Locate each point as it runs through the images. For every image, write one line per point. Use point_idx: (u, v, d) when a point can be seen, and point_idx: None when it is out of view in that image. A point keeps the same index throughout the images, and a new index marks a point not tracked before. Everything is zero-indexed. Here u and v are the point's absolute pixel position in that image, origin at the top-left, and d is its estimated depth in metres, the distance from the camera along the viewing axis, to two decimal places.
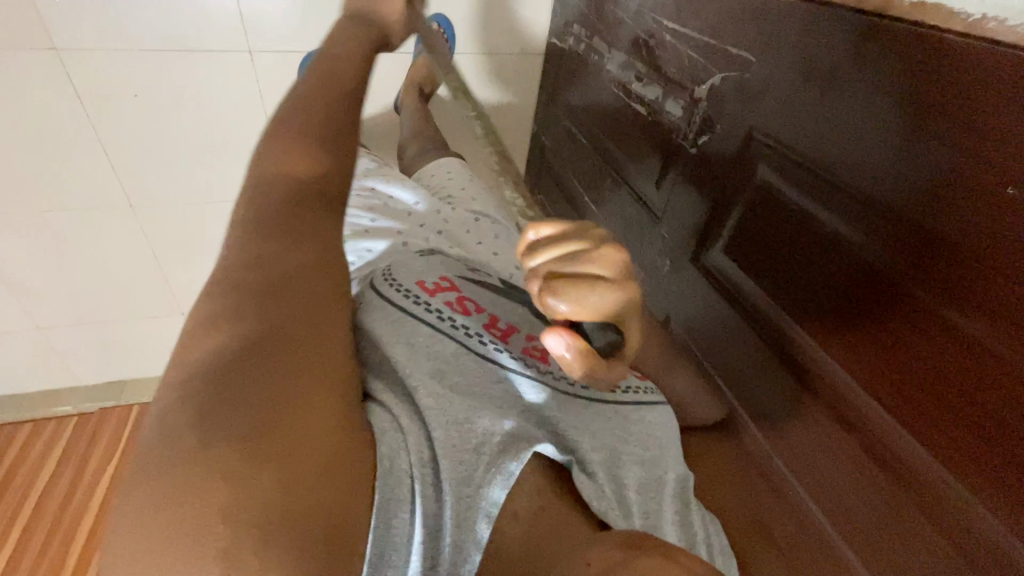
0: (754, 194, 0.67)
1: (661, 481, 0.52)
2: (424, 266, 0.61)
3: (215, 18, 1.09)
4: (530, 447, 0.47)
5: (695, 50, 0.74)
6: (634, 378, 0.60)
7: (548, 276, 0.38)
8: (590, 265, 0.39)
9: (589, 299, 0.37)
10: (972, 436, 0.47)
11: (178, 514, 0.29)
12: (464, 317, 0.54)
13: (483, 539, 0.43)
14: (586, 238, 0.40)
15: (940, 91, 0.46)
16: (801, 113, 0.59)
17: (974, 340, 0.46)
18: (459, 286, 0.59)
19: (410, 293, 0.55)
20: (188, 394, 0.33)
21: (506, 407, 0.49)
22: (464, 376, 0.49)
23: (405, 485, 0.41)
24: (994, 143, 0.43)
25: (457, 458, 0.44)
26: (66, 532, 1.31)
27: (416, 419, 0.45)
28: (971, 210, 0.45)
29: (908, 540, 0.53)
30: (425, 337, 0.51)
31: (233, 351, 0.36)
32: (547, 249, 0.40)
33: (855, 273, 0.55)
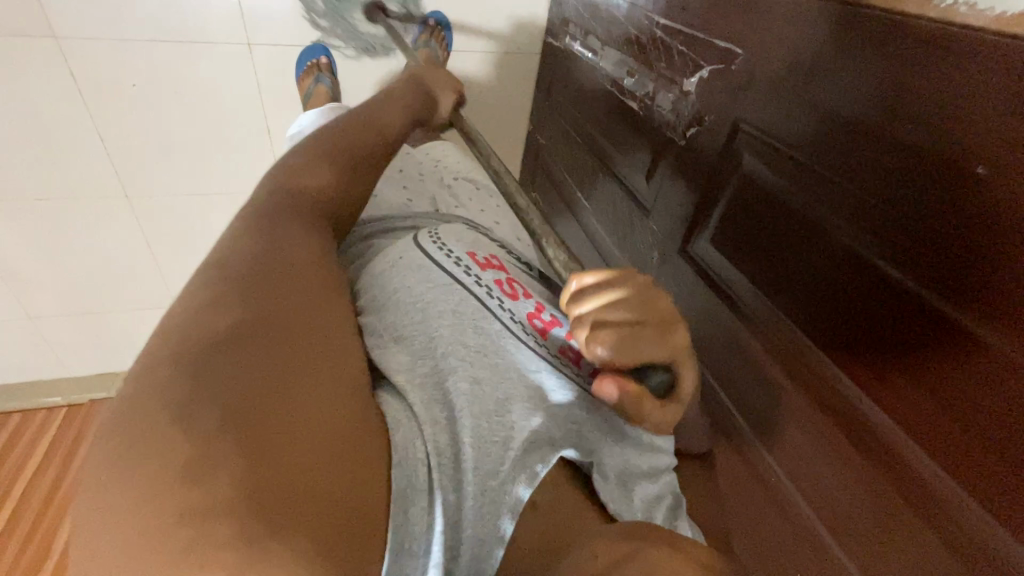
0: (740, 184, 0.68)
1: (665, 489, 0.51)
2: (471, 242, 0.62)
3: (214, 9, 1.10)
4: (555, 453, 0.44)
5: (684, 45, 0.75)
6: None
7: (594, 326, 0.40)
8: (639, 316, 0.41)
9: (644, 351, 0.41)
10: (965, 432, 0.47)
11: (162, 486, 0.27)
12: (513, 301, 0.54)
13: (506, 534, 0.41)
14: (629, 287, 0.42)
15: (917, 76, 0.48)
16: (786, 103, 0.60)
17: (963, 327, 0.46)
18: (506, 270, 0.59)
19: (463, 263, 0.56)
20: (178, 365, 0.33)
21: (539, 401, 0.46)
22: (500, 358, 0.48)
23: (421, 472, 0.40)
24: (976, 125, 0.44)
25: (485, 448, 0.42)
26: (51, 525, 1.29)
27: (447, 403, 0.44)
28: (953, 194, 0.46)
29: (904, 542, 0.52)
30: (473, 312, 0.51)
31: (223, 330, 0.36)
32: (593, 299, 0.41)
33: (845, 262, 0.56)
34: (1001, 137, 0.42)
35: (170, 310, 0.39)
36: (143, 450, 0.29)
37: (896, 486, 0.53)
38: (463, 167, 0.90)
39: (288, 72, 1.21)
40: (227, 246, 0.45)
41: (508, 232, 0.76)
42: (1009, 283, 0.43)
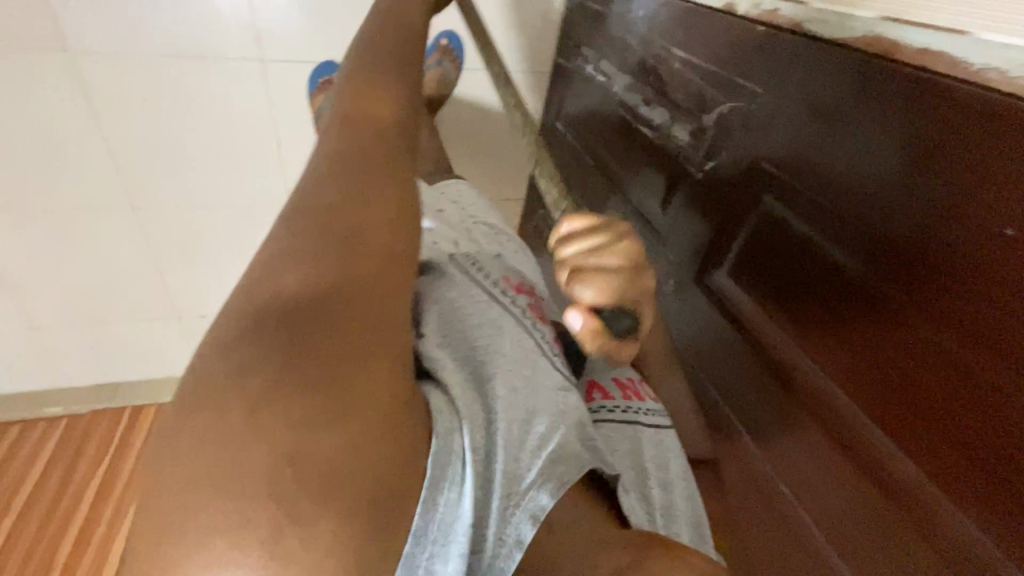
0: (758, 219, 0.69)
1: (680, 506, 0.54)
2: (504, 268, 0.63)
3: (231, 26, 1.10)
4: (577, 471, 0.42)
5: (702, 79, 0.76)
6: (651, 401, 0.61)
7: (577, 268, 0.40)
8: (616, 259, 0.41)
9: (617, 292, 0.40)
10: (972, 463, 0.48)
11: (220, 465, 0.25)
12: (541, 324, 0.56)
13: (526, 538, 0.38)
14: (612, 230, 0.42)
15: (940, 129, 0.49)
16: (806, 145, 0.61)
17: (979, 374, 0.47)
18: (532, 296, 0.61)
19: (498, 284, 0.57)
20: (246, 313, 0.29)
21: (564, 416, 0.45)
22: (534, 369, 0.47)
23: (456, 466, 0.35)
24: (999, 181, 0.45)
25: (513, 454, 0.39)
26: (53, 538, 1.32)
27: (484, 400, 0.41)
28: (975, 245, 0.47)
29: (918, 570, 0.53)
30: (510, 327, 0.50)
31: (298, 274, 0.30)
32: (580, 240, 0.41)
33: (863, 302, 0.56)
34: (1012, 181, 0.44)
35: None
36: (208, 415, 0.26)
37: (907, 512, 0.54)
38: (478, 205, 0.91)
39: (301, 88, 1.21)
40: None
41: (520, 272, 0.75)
42: (1017, 319, 0.44)
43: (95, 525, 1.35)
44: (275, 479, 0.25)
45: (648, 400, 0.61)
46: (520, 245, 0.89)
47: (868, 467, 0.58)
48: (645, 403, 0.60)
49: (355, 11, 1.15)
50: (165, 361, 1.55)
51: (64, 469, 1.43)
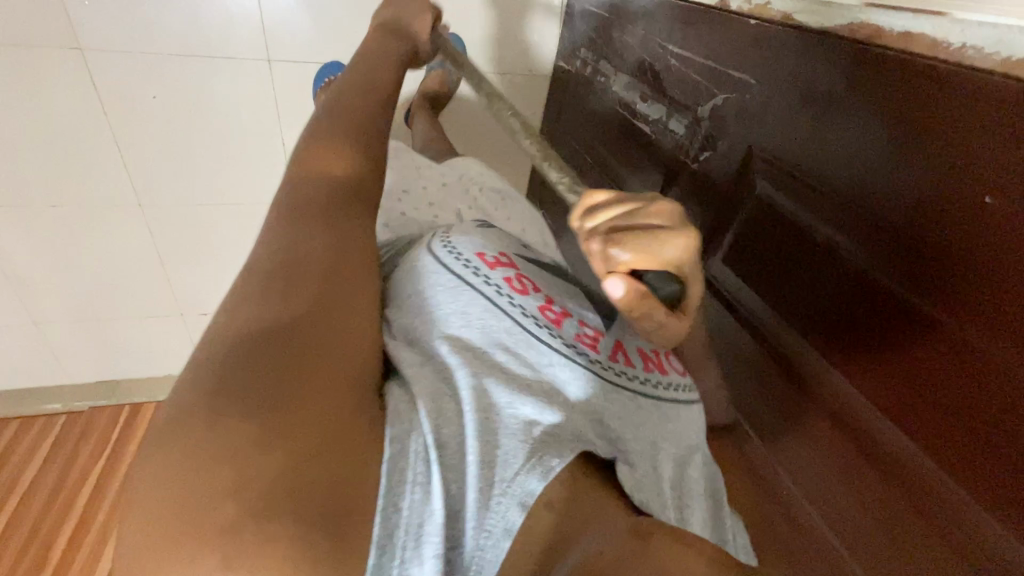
0: (754, 207, 0.71)
1: (693, 481, 0.53)
2: (481, 240, 0.59)
3: (240, 28, 1.13)
4: (571, 450, 0.44)
5: (699, 73, 0.79)
6: (674, 375, 0.56)
7: (611, 234, 0.39)
8: (648, 217, 0.39)
9: (654, 251, 0.38)
10: (964, 438, 0.50)
11: (183, 508, 0.30)
12: (522, 296, 0.52)
13: (515, 525, 0.39)
14: (641, 197, 0.41)
15: (925, 111, 0.51)
16: (798, 133, 0.63)
17: (971, 345, 0.48)
18: (516, 267, 0.57)
19: (469, 261, 0.54)
20: (201, 378, 0.35)
21: (546, 402, 0.45)
22: (509, 354, 0.47)
23: (415, 467, 0.38)
24: (984, 158, 0.47)
25: (489, 444, 0.41)
26: (48, 535, 1.32)
27: (447, 401, 0.43)
28: (961, 221, 0.49)
29: (913, 543, 0.55)
30: (482, 311, 0.49)
31: (246, 341, 0.37)
32: (607, 211, 0.40)
33: (856, 283, 0.58)
34: (997, 162, 0.46)
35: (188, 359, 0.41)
36: (169, 468, 0.31)
37: (904, 490, 0.55)
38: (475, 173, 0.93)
39: (306, 88, 1.23)
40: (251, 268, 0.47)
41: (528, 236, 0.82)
42: (1005, 296, 0.46)
43: (92, 519, 1.35)
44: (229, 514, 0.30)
45: (670, 374, 0.56)
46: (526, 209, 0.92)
47: (866, 446, 0.59)
48: (665, 377, 0.55)
49: (361, 14, 1.18)
50: (166, 360, 1.56)
51: (62, 465, 1.44)
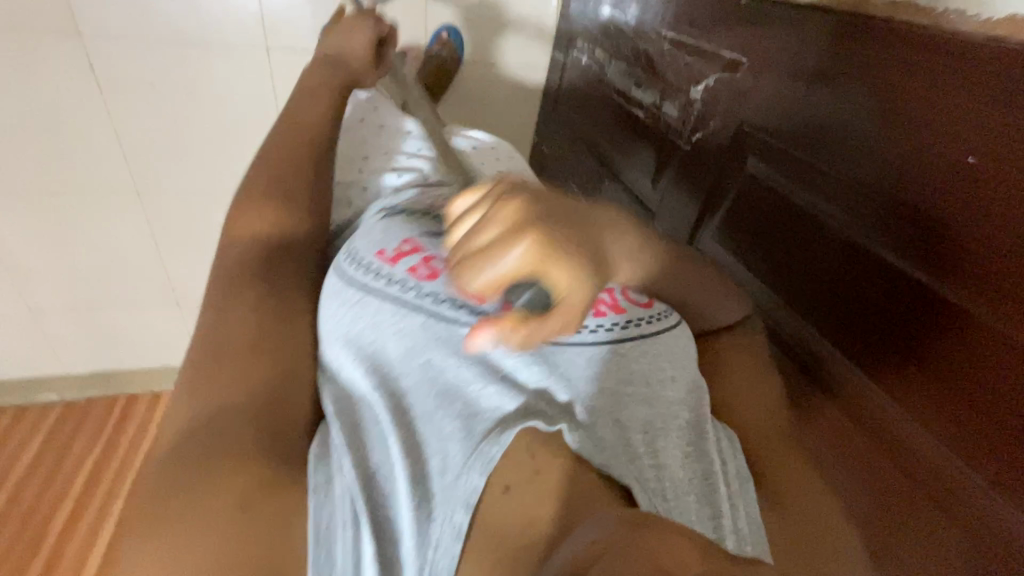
0: (746, 184, 0.71)
1: (667, 418, 0.51)
2: (387, 234, 0.65)
3: (238, 16, 1.14)
4: (511, 430, 0.44)
5: (691, 55, 0.80)
6: (635, 310, 0.55)
7: (459, 256, 0.35)
8: (482, 232, 0.35)
9: (490, 273, 0.34)
10: (962, 407, 0.49)
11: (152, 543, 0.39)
12: (430, 283, 0.58)
13: (462, 527, 0.42)
14: (494, 199, 0.37)
15: (912, 78, 0.51)
16: (788, 108, 0.64)
17: (961, 308, 0.48)
18: (423, 250, 0.62)
19: (372, 266, 0.61)
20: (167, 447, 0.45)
21: (473, 403, 0.50)
22: (422, 347, 0.54)
23: (340, 509, 0.44)
24: (972, 119, 0.47)
25: (419, 453, 0.47)
26: (39, 524, 1.30)
27: (366, 428, 0.51)
28: (949, 185, 0.49)
29: (914, 520, 0.53)
30: (392, 312, 0.56)
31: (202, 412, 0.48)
32: (464, 222, 0.37)
33: (849, 253, 0.59)
34: (990, 125, 0.45)
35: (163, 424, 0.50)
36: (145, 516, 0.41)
37: (900, 460, 0.55)
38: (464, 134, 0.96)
39: None
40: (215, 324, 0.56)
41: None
42: (1002, 259, 0.45)
43: (85, 509, 1.34)
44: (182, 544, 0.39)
45: (626, 312, 0.55)
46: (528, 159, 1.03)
47: (861, 419, 0.59)
48: (622, 317, 0.54)
49: None
50: (163, 351, 1.56)
51: (55, 455, 1.42)
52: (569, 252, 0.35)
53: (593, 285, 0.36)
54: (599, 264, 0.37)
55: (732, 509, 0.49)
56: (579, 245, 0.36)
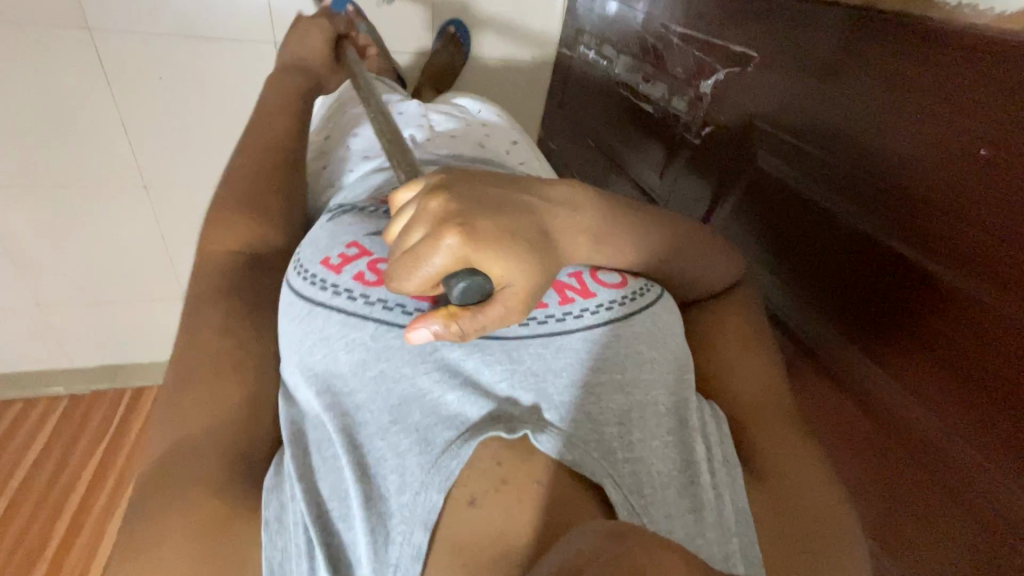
0: (756, 177, 0.72)
1: (644, 406, 0.53)
2: (335, 234, 0.60)
3: (247, 9, 1.14)
4: (467, 447, 0.47)
5: (701, 51, 0.80)
6: (603, 292, 0.55)
7: (394, 255, 0.41)
8: (411, 233, 0.40)
9: (422, 272, 0.39)
10: (970, 393, 0.50)
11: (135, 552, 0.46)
12: (378, 288, 0.54)
13: (421, 547, 0.44)
14: (420, 199, 0.42)
15: (924, 70, 0.52)
16: (800, 101, 0.65)
17: (972, 299, 0.49)
18: (370, 250, 0.57)
19: (318, 277, 0.56)
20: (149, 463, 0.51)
21: (431, 415, 0.49)
22: (377, 359, 0.51)
23: (296, 540, 0.46)
24: (984, 111, 0.47)
25: (382, 475, 0.48)
26: (48, 517, 1.31)
27: (313, 454, 0.51)
28: (960, 176, 0.50)
29: (923, 503, 0.54)
30: (341, 325, 0.52)
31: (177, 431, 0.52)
32: (397, 222, 0.42)
33: (860, 245, 0.59)
34: (997, 116, 0.46)
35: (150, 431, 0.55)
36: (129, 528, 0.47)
37: (908, 448, 0.56)
38: (449, 107, 0.93)
39: None
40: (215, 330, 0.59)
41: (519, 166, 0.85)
42: (1007, 248, 0.46)
43: (94, 501, 1.35)
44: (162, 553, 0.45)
45: (596, 295, 0.55)
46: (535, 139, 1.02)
47: (870, 407, 0.60)
48: (591, 301, 0.54)
49: None
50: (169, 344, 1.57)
51: (63, 447, 1.43)
52: (487, 243, 0.40)
53: (524, 265, 0.42)
54: (530, 244, 0.43)
55: (716, 497, 0.52)
56: (504, 232, 0.41)
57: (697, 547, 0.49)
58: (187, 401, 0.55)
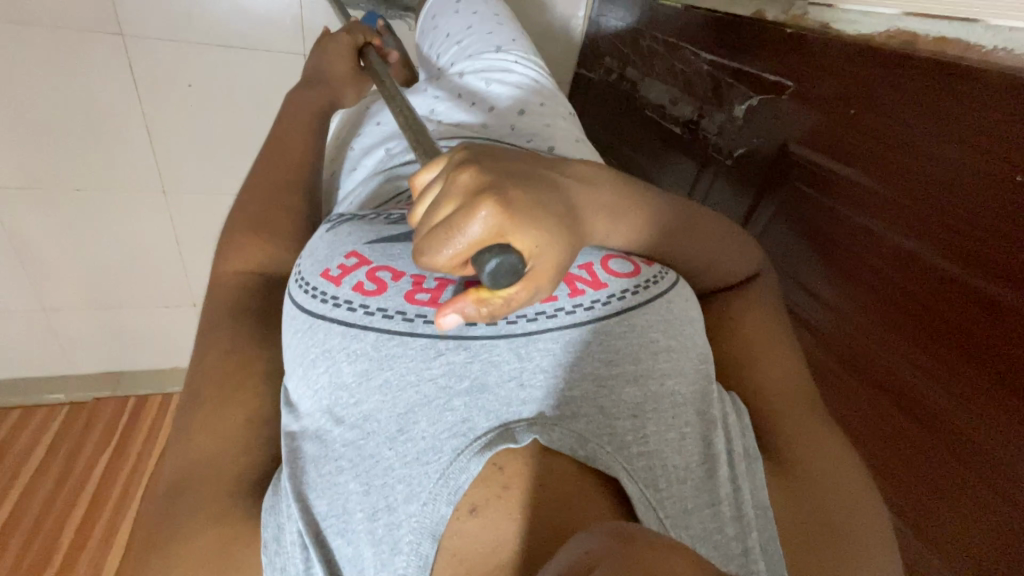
0: (792, 190, 0.75)
1: (658, 399, 0.48)
2: (334, 241, 0.54)
3: (280, 21, 1.16)
4: (476, 462, 0.43)
5: (733, 76, 0.85)
6: (617, 282, 0.50)
7: (419, 232, 0.36)
8: (439, 208, 0.36)
9: (454, 245, 0.34)
10: (985, 379, 0.53)
11: (172, 556, 0.48)
12: (379, 297, 0.48)
13: (427, 558, 0.43)
14: (447, 172, 0.38)
15: (955, 96, 0.55)
16: (835, 122, 0.68)
17: (1000, 302, 0.51)
18: (370, 258, 0.51)
19: (318, 288, 0.50)
20: (188, 468, 0.53)
21: (437, 420, 0.45)
22: (379, 364, 0.46)
23: (294, 559, 0.47)
24: (1011, 133, 0.51)
25: (386, 487, 0.45)
26: (53, 525, 1.30)
27: (307, 469, 0.48)
28: (987, 191, 0.52)
29: (949, 485, 0.56)
30: (342, 337, 0.47)
31: (212, 442, 0.54)
32: (423, 200, 0.38)
33: (894, 250, 0.61)
34: (1005, 132, 0.51)
35: (178, 438, 0.56)
36: (167, 533, 0.49)
37: (944, 444, 0.56)
38: (500, 61, 0.84)
39: None
40: (261, 338, 0.62)
41: (531, 141, 0.74)
42: (1011, 246, 0.50)
43: (101, 507, 1.36)
44: (196, 557, 0.48)
45: (607, 286, 0.49)
46: (556, 92, 0.87)
47: (904, 406, 0.60)
48: (602, 292, 0.49)
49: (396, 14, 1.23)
50: (172, 349, 1.56)
51: (68, 450, 1.43)
52: (526, 217, 0.36)
53: (557, 246, 0.37)
54: (560, 221, 0.39)
55: (735, 492, 0.48)
56: (540, 209, 0.37)
57: (715, 542, 0.45)
58: (240, 403, 0.56)
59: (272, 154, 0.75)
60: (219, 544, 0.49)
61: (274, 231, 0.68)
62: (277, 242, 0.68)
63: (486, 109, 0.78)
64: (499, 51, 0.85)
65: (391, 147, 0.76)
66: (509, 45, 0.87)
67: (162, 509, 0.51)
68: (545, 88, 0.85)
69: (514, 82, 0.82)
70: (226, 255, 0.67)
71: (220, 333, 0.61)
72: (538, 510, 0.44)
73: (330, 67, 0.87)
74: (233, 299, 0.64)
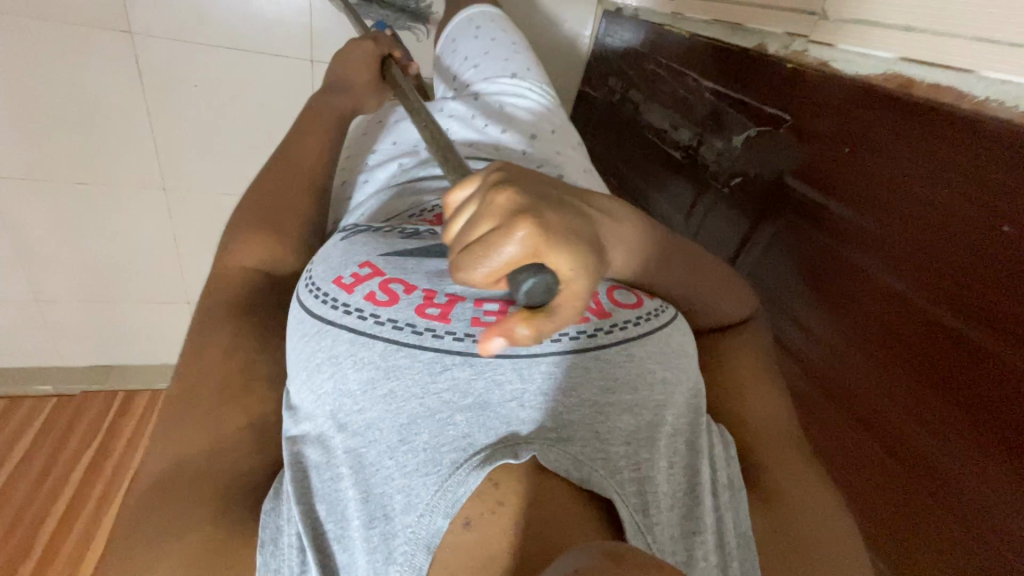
0: (787, 222, 0.76)
1: (649, 429, 0.49)
2: (347, 251, 0.55)
3: (287, 24, 1.16)
4: (476, 476, 0.44)
5: (736, 106, 0.86)
6: (621, 313, 0.51)
7: (457, 248, 0.37)
8: (475, 226, 0.36)
9: (490, 263, 0.35)
10: (968, 424, 0.53)
11: (157, 556, 0.47)
12: (390, 307, 0.48)
13: (421, 568, 0.43)
14: (486, 190, 0.38)
15: (951, 144, 0.56)
16: (829, 161, 0.70)
17: (986, 350, 0.52)
18: (384, 269, 0.51)
19: (330, 295, 0.51)
20: (175, 468, 0.52)
21: (438, 435, 0.45)
22: (387, 373, 0.46)
23: (290, 562, 0.47)
24: (1003, 185, 0.51)
25: (384, 498, 0.45)
26: (31, 525, 1.30)
27: (311, 475, 0.49)
28: (977, 240, 0.53)
29: (930, 524, 0.56)
30: (349, 344, 0.48)
31: (203, 443, 0.54)
32: (462, 215, 0.39)
33: (885, 290, 0.62)
34: (996, 183, 0.52)
35: (166, 436, 0.55)
36: (150, 532, 0.48)
37: (926, 484, 0.57)
38: (513, 85, 0.86)
39: None
40: (257, 344, 0.62)
41: (541, 165, 0.75)
42: (1000, 295, 0.51)
43: (80, 508, 1.35)
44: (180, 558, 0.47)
45: (612, 315, 0.51)
46: (565, 120, 0.88)
47: (889, 443, 0.61)
48: (606, 321, 0.50)
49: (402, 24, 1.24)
50: (165, 345, 1.55)
51: (50, 450, 1.42)
52: (560, 238, 0.36)
53: (589, 267, 0.38)
54: (589, 245, 0.39)
55: (717, 522, 0.49)
56: (573, 231, 0.38)
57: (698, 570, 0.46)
58: (235, 407, 0.56)
59: (277, 160, 0.75)
60: (205, 546, 0.48)
61: (273, 235, 0.68)
62: (276, 246, 0.68)
63: (496, 128, 0.79)
64: (514, 77, 0.86)
65: (403, 163, 0.77)
66: (523, 72, 0.88)
67: (146, 509, 0.50)
68: (555, 115, 0.87)
69: (526, 108, 0.83)
70: (226, 258, 0.67)
71: (215, 335, 0.61)
72: (527, 528, 0.44)
73: (337, 75, 0.88)
74: (231, 301, 0.64)
